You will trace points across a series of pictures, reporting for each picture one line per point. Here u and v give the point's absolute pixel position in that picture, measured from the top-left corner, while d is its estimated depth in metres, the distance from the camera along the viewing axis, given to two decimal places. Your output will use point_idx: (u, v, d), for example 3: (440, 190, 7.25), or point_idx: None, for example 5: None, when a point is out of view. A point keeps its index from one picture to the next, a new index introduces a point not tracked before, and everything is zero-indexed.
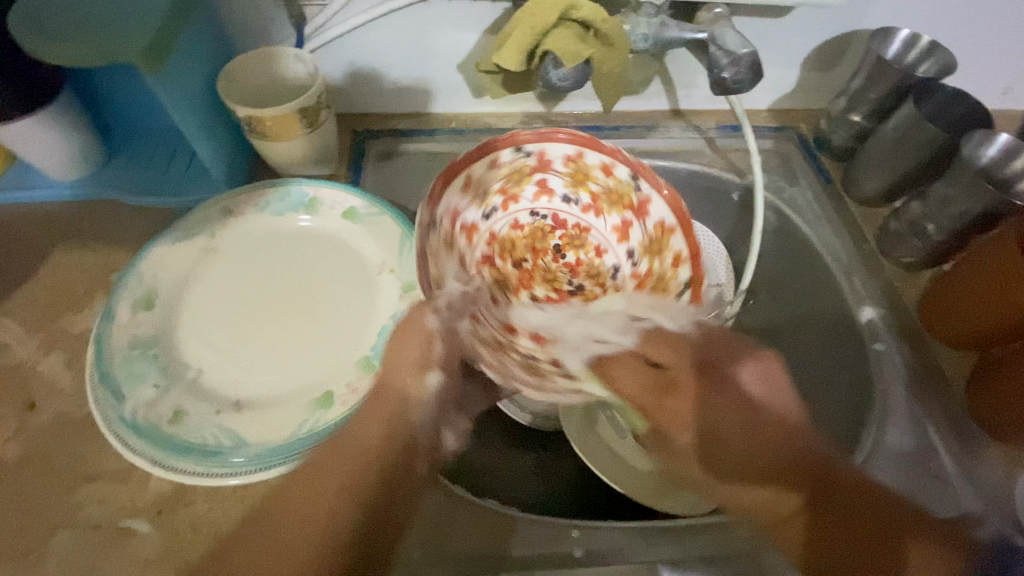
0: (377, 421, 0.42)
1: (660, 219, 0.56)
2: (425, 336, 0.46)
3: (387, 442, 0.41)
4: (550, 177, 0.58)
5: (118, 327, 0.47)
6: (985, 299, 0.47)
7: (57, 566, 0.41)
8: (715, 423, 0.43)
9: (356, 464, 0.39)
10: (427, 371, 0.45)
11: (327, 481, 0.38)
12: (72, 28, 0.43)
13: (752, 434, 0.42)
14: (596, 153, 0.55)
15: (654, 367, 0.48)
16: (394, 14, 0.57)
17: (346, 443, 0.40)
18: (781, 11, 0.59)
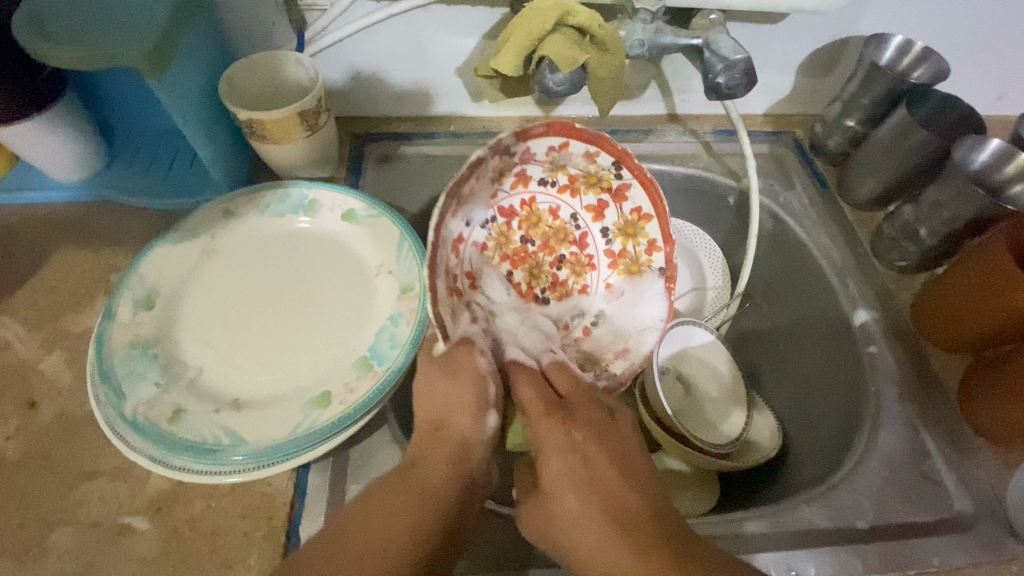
0: (443, 463, 0.39)
1: (638, 206, 0.54)
2: (478, 376, 0.43)
3: (454, 482, 0.39)
4: (529, 167, 0.54)
5: (118, 326, 0.47)
6: (978, 302, 0.48)
7: (57, 562, 0.41)
8: (591, 448, 0.39)
9: (412, 507, 0.36)
10: (488, 413, 0.42)
11: (400, 527, 0.35)
12: (76, 31, 0.44)
13: (588, 475, 0.38)
14: (583, 143, 0.52)
15: (554, 391, 0.44)
16: (394, 19, 0.57)
17: (404, 485, 0.37)
18: (776, 18, 0.60)
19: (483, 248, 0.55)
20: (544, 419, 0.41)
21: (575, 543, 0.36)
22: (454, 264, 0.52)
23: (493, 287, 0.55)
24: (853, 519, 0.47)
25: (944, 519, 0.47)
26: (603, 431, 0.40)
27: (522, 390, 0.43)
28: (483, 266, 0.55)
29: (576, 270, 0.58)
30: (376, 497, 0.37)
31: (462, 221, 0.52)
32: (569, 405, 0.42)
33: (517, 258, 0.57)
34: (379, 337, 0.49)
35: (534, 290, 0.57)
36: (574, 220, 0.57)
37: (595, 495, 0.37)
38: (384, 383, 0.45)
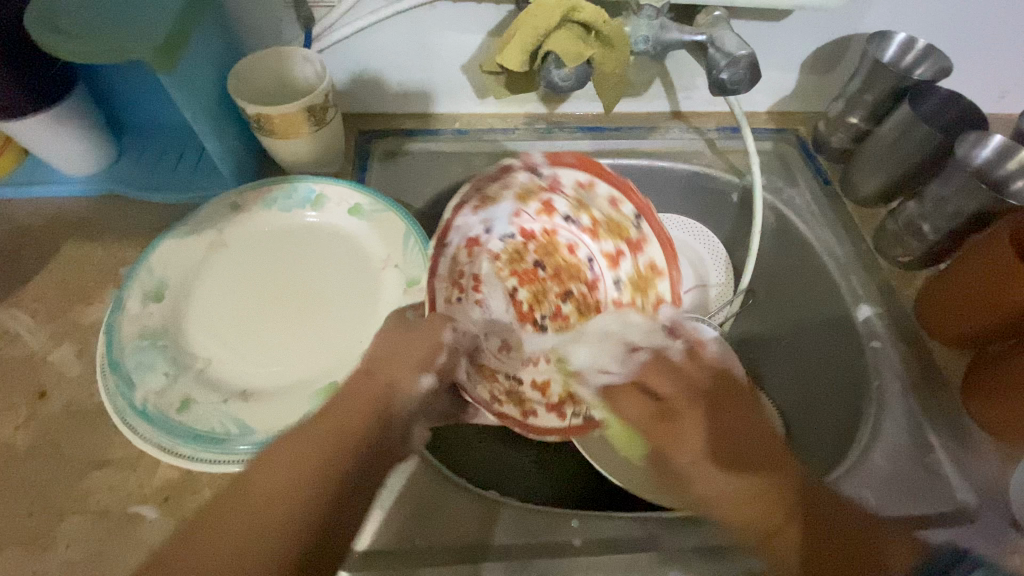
0: (357, 406, 0.39)
1: (652, 261, 0.52)
2: (431, 342, 0.45)
3: (364, 420, 0.39)
4: (555, 198, 0.54)
5: (127, 318, 0.48)
6: (980, 297, 0.48)
7: (66, 550, 0.42)
8: (736, 443, 0.38)
9: (320, 444, 0.36)
10: (426, 372, 0.44)
11: (308, 460, 0.35)
12: (88, 26, 0.45)
13: (743, 472, 0.37)
14: (607, 186, 0.51)
15: (654, 396, 0.41)
16: (400, 16, 0.58)
17: (315, 426, 0.38)
18: (780, 15, 0.60)
19: (501, 264, 0.57)
20: (657, 424, 0.39)
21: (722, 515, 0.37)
22: (461, 263, 0.54)
23: (501, 297, 0.57)
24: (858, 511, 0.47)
25: (948, 511, 0.48)
26: (695, 435, 0.38)
27: (624, 403, 0.42)
28: (493, 279, 0.57)
29: (580, 309, 0.57)
30: (291, 439, 0.37)
31: (476, 221, 0.54)
32: (674, 412, 0.40)
33: (531, 280, 0.57)
34: None
35: (536, 313, 0.57)
36: (595, 262, 0.56)
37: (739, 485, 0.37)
38: None
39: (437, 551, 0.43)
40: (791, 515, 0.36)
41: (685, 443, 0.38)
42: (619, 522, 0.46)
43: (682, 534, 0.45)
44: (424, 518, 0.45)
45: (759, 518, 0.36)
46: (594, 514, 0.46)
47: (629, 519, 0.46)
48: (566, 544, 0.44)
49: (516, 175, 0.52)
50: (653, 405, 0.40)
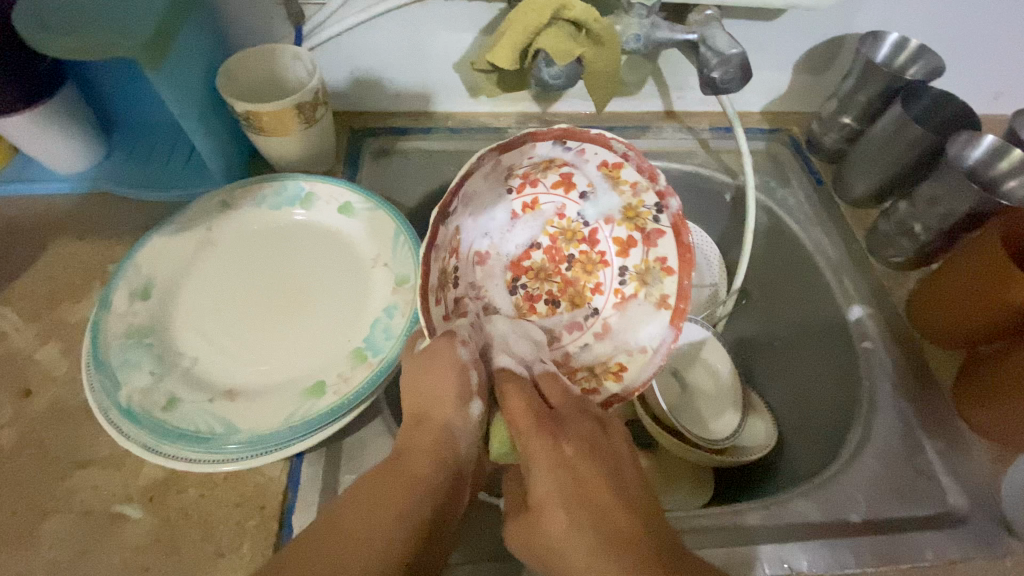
0: (427, 450, 0.40)
1: (663, 257, 0.54)
2: (458, 365, 0.44)
3: (438, 471, 0.39)
4: (579, 179, 0.56)
5: (114, 315, 0.47)
6: (973, 297, 0.48)
7: (50, 550, 0.41)
8: (580, 461, 0.38)
9: (400, 491, 0.36)
10: (470, 402, 0.43)
11: (389, 511, 0.35)
12: (74, 21, 0.44)
13: (575, 484, 0.37)
14: (634, 172, 0.53)
15: (544, 402, 0.43)
16: (390, 14, 0.58)
17: (391, 471, 0.38)
18: (772, 14, 0.60)
19: (536, 219, 0.59)
20: (534, 432, 0.40)
21: (565, 565, 0.35)
22: (490, 195, 0.55)
23: (511, 245, 0.60)
24: (847, 513, 0.47)
25: (937, 514, 0.47)
26: (595, 445, 0.39)
27: (511, 398, 0.42)
28: (514, 227, 0.59)
29: (573, 301, 0.59)
30: (363, 490, 0.36)
31: (529, 167, 0.55)
32: (558, 418, 0.41)
33: (550, 249, 0.60)
34: (374, 328, 0.49)
35: (525, 276, 0.60)
36: (607, 267, 0.59)
37: (577, 515, 0.35)
38: (377, 374, 0.45)
39: None
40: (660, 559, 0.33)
41: (548, 465, 0.38)
42: None
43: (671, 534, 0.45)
44: None
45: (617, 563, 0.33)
46: None
47: None
48: None
49: (539, 146, 0.52)
50: (544, 406, 0.42)
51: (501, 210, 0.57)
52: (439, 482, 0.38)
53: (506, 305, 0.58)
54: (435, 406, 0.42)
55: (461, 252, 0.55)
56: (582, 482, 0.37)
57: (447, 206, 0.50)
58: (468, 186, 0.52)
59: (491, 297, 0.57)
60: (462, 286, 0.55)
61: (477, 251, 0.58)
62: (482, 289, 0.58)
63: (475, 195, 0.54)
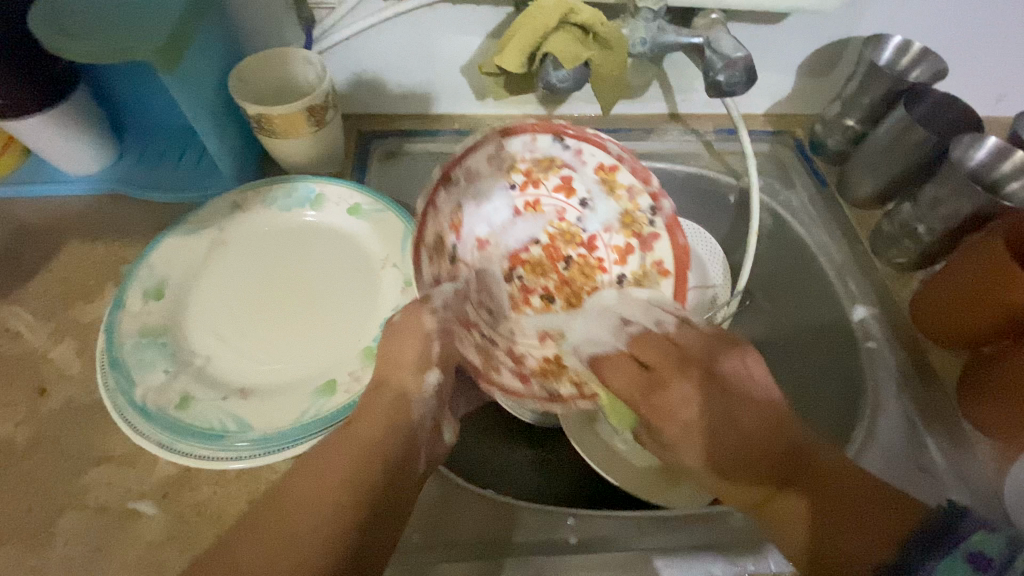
0: (381, 414, 0.42)
1: (660, 258, 0.55)
2: (422, 344, 0.46)
3: (386, 433, 0.40)
4: (576, 181, 0.56)
5: (128, 315, 0.48)
6: (978, 298, 0.48)
7: (65, 546, 0.42)
8: (690, 418, 0.42)
9: (352, 458, 0.38)
10: (428, 370, 0.45)
11: (337, 471, 0.37)
12: (90, 26, 0.45)
13: (724, 427, 0.41)
14: (630, 175, 0.54)
15: (638, 364, 0.45)
16: (400, 18, 0.58)
17: (346, 436, 0.40)
18: (776, 18, 0.61)
19: (540, 222, 0.58)
20: (650, 396, 0.43)
21: (708, 483, 0.43)
22: (490, 181, 0.55)
23: (513, 237, 0.57)
24: None
25: None
26: (707, 392, 0.42)
27: (611, 376, 0.46)
28: (516, 222, 0.57)
29: (570, 299, 0.56)
30: (324, 452, 0.39)
31: (529, 161, 0.55)
32: (658, 381, 0.43)
33: (548, 249, 0.58)
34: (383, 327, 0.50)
35: (523, 271, 0.57)
36: (605, 275, 0.57)
37: (710, 446, 0.41)
38: None
39: (434, 548, 0.44)
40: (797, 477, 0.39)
41: (671, 416, 0.43)
42: (611, 519, 0.46)
43: (678, 531, 0.45)
44: (423, 518, 0.46)
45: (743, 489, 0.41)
46: (588, 511, 0.47)
47: (622, 516, 0.46)
48: (560, 541, 0.45)
49: (537, 137, 0.54)
50: (644, 373, 0.44)
51: (502, 202, 0.56)
52: (389, 445, 0.40)
53: (500, 296, 0.56)
54: (391, 370, 0.44)
55: (461, 234, 0.55)
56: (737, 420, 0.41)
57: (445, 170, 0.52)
58: (467, 164, 0.54)
59: (486, 285, 0.56)
60: (456, 270, 0.55)
61: (477, 238, 0.56)
62: (475, 272, 0.56)
63: (478, 176, 0.55)
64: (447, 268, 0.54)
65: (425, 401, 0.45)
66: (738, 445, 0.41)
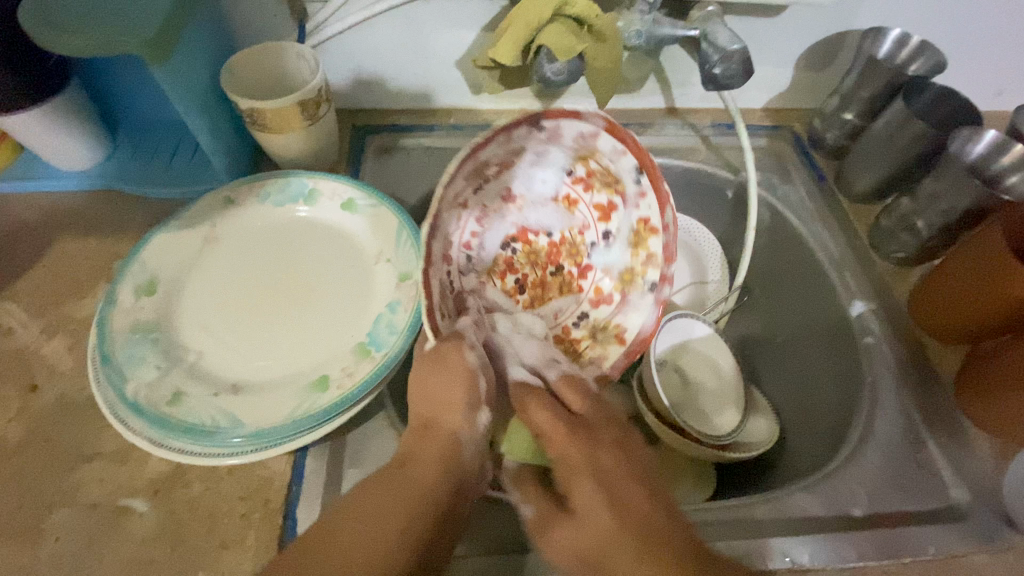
0: (434, 459, 0.39)
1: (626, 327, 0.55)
2: (467, 372, 0.42)
3: (443, 486, 0.38)
4: (615, 214, 0.56)
5: (120, 311, 0.48)
6: (976, 293, 0.48)
7: (56, 543, 0.42)
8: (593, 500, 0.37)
9: (405, 505, 0.36)
10: (480, 410, 0.42)
11: (393, 520, 0.35)
12: (79, 20, 0.45)
13: (598, 484, 0.38)
14: (660, 245, 0.53)
15: (569, 411, 0.43)
16: (393, 11, 0.58)
17: (395, 482, 0.37)
18: (774, 11, 0.60)
19: (566, 219, 0.58)
20: (574, 438, 0.40)
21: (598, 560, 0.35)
22: (555, 154, 0.53)
23: (536, 217, 0.57)
24: (848, 507, 0.47)
25: (939, 508, 0.47)
26: (619, 451, 0.40)
27: (536, 414, 0.42)
28: (546, 205, 0.57)
29: (536, 298, 0.57)
30: (378, 488, 0.37)
31: (600, 165, 0.53)
32: (586, 426, 0.41)
33: (552, 246, 0.58)
34: (377, 323, 0.50)
35: (517, 253, 0.57)
36: (576, 297, 0.58)
37: (632, 524, 0.35)
38: (380, 368, 0.46)
39: None
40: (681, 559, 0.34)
41: (585, 472, 0.39)
42: None
43: None
44: None
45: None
46: None
47: None
48: None
49: (624, 154, 0.50)
50: (573, 416, 0.42)
51: (550, 178, 0.55)
52: (441, 498, 0.38)
53: (487, 257, 0.56)
54: (442, 412, 0.41)
55: (500, 176, 0.53)
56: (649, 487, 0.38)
57: (541, 120, 0.49)
58: (561, 130, 0.50)
59: (484, 235, 0.55)
60: (476, 199, 0.53)
61: (508, 192, 0.55)
62: (478, 234, 0.55)
63: (555, 145, 0.52)
64: (472, 203, 0.52)
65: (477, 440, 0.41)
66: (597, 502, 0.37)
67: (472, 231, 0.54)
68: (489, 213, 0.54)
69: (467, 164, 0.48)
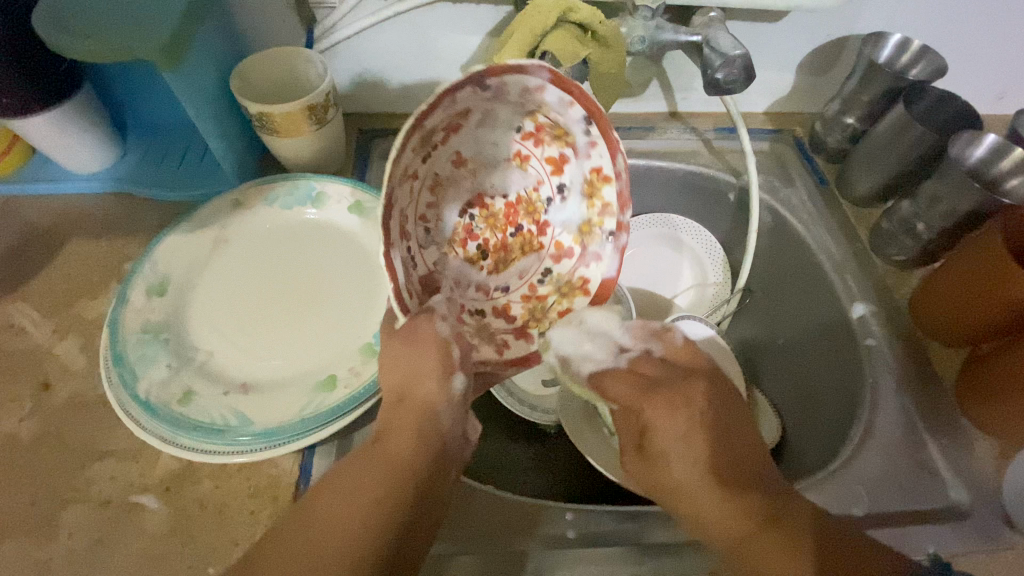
0: (409, 432, 0.40)
1: (587, 279, 0.52)
2: (438, 342, 0.43)
3: (416, 452, 0.39)
4: (567, 165, 0.51)
5: (131, 311, 0.49)
6: (976, 295, 0.48)
7: (68, 538, 0.43)
8: (677, 470, 0.39)
9: (380, 478, 0.37)
10: (453, 375, 0.43)
11: (368, 489, 0.36)
12: (95, 23, 0.46)
13: (729, 447, 0.40)
14: (615, 192, 0.49)
15: (638, 374, 0.44)
16: (400, 17, 0.59)
17: (368, 458, 0.38)
18: (776, 16, 0.61)
19: (519, 178, 0.53)
20: (660, 407, 0.40)
21: (683, 508, 0.39)
22: (500, 111, 0.48)
23: (489, 179, 0.53)
24: (849, 507, 0.48)
25: (939, 508, 0.48)
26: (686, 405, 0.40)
27: (611, 386, 0.43)
28: (500, 165, 0.53)
29: (498, 262, 0.54)
30: (356, 461, 0.38)
31: (550, 119, 0.48)
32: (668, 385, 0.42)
33: (510, 206, 0.54)
34: (383, 324, 0.50)
35: (476, 220, 0.54)
36: (538, 255, 0.54)
37: (720, 476, 0.39)
38: None
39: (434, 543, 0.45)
40: (760, 523, 0.38)
41: (675, 436, 0.39)
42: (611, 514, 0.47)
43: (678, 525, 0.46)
44: None
45: (729, 521, 0.38)
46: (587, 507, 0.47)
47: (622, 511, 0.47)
48: (560, 536, 0.45)
49: (572, 105, 0.46)
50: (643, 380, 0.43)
51: (500, 137, 0.51)
52: (418, 464, 0.38)
53: (446, 228, 0.53)
54: (414, 384, 0.41)
55: (449, 143, 0.49)
56: (736, 445, 0.40)
57: (484, 80, 0.43)
58: (504, 87, 0.44)
59: (438, 204, 0.52)
60: (427, 169, 0.49)
61: (457, 154, 0.51)
62: (433, 207, 0.51)
63: (500, 102, 0.47)
64: (422, 174, 0.48)
65: (455, 409, 0.42)
66: (737, 459, 0.40)
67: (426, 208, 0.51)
68: (442, 183, 0.51)
69: (413, 135, 0.43)
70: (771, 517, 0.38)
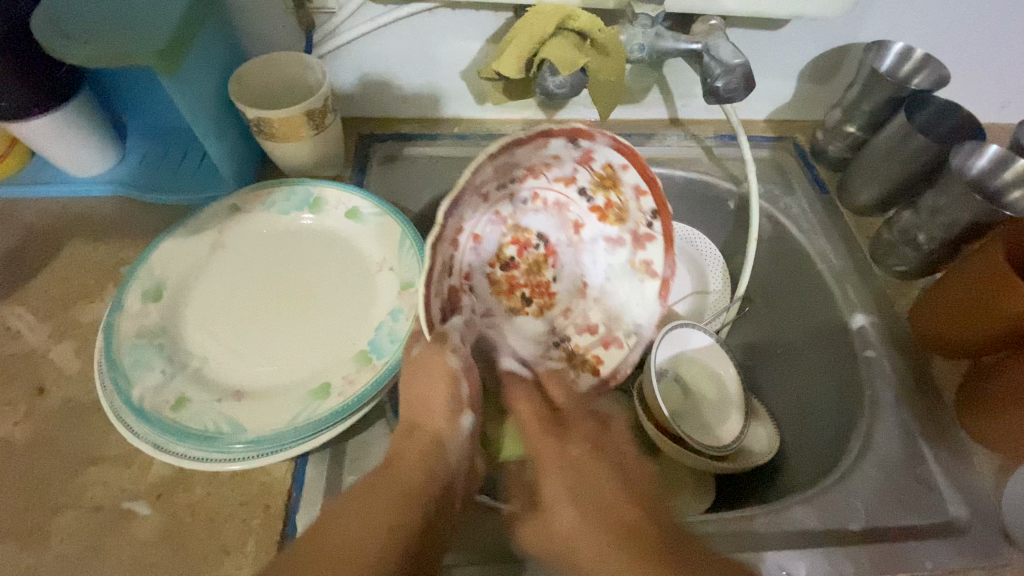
0: (416, 460, 0.40)
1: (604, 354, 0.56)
2: (450, 376, 0.43)
3: (427, 480, 0.39)
4: (619, 247, 0.56)
5: (127, 316, 0.49)
6: (977, 309, 0.48)
7: (60, 545, 0.43)
8: (591, 453, 0.43)
9: (392, 503, 0.36)
10: (463, 414, 0.43)
11: (380, 517, 0.35)
12: (90, 29, 0.46)
13: (577, 491, 0.40)
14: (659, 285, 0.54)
15: (551, 407, 0.47)
16: (400, 22, 0.59)
17: (380, 484, 0.37)
18: (778, 24, 0.61)
19: (566, 239, 0.58)
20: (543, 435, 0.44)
21: (574, 553, 0.37)
22: (580, 175, 0.53)
23: (535, 224, 0.57)
24: (847, 522, 0.47)
25: (938, 523, 0.47)
26: (598, 441, 0.44)
27: (520, 402, 0.47)
28: (551, 218, 0.57)
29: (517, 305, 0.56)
30: (368, 487, 0.37)
31: (619, 200, 0.54)
32: (563, 421, 0.45)
33: (546, 256, 0.58)
34: (378, 331, 0.50)
35: (512, 254, 0.56)
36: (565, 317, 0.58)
37: (574, 510, 0.39)
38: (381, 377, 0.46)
39: None
40: (641, 549, 0.35)
41: (554, 475, 0.41)
42: None
43: None
44: None
45: (606, 550, 0.36)
46: None
47: None
48: None
49: (645, 199, 0.52)
50: (554, 411, 0.46)
51: (568, 198, 0.55)
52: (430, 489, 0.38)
53: (485, 250, 0.55)
54: (425, 417, 0.42)
55: (521, 183, 0.53)
56: (596, 484, 0.40)
57: (579, 138, 0.48)
58: (593, 154, 0.50)
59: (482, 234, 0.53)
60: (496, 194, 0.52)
61: (523, 195, 0.54)
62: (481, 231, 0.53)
63: (584, 164, 0.52)
64: (491, 197, 0.51)
65: (460, 445, 0.42)
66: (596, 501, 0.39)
67: (480, 229, 0.53)
68: (498, 214, 0.54)
69: (500, 158, 0.46)
70: (644, 550, 0.35)
